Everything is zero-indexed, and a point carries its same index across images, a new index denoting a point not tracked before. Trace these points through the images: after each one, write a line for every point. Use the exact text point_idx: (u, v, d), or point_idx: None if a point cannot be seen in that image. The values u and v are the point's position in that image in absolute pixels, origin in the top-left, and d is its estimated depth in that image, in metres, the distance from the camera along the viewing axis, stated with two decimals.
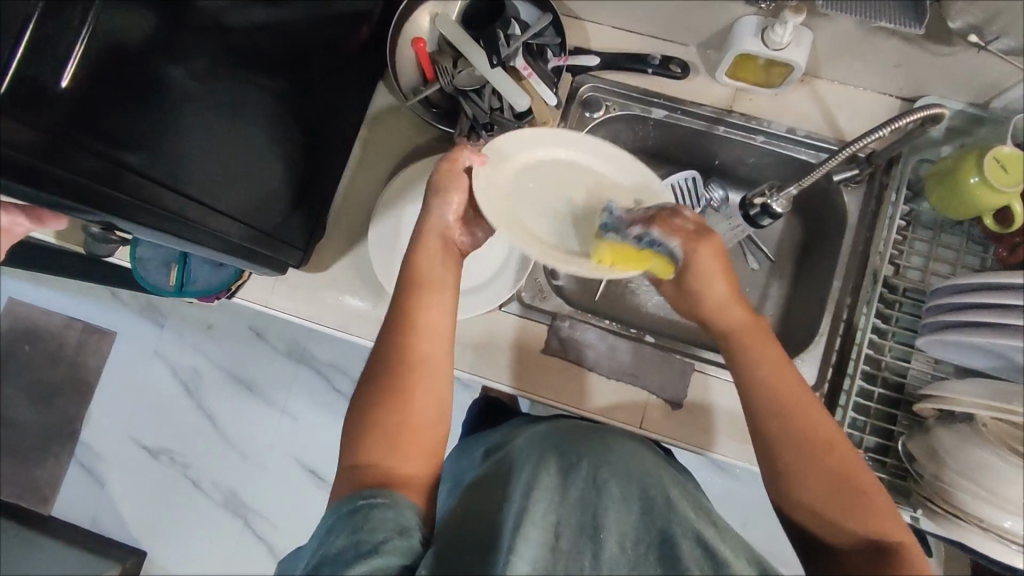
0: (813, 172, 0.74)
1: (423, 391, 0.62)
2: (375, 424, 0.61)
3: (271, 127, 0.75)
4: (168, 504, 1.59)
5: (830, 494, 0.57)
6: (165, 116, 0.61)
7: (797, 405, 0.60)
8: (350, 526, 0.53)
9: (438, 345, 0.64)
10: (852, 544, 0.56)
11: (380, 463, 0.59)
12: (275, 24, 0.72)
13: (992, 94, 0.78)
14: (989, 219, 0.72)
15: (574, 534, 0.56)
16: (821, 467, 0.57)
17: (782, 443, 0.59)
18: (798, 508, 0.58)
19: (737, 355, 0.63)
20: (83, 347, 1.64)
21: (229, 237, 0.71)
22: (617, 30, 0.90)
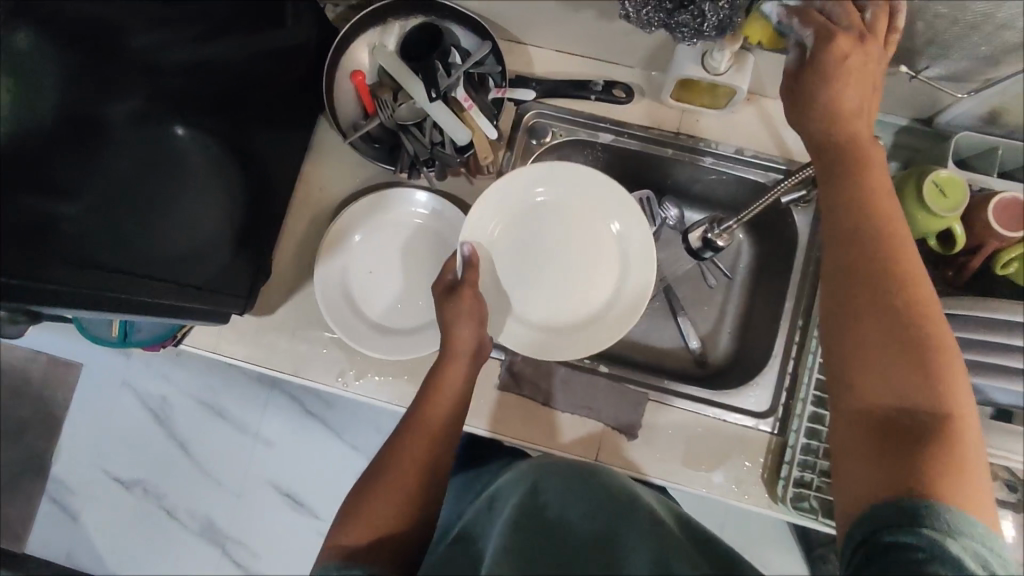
0: (756, 206, 0.73)
1: (426, 466, 0.66)
2: (370, 505, 0.63)
3: (201, 171, 0.77)
4: (144, 537, 1.54)
5: (886, 363, 0.49)
6: (103, 162, 0.64)
7: (895, 252, 0.51)
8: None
9: (437, 450, 0.67)
10: (884, 412, 0.48)
11: (361, 543, 0.59)
12: (217, 66, 0.75)
13: (937, 111, 0.77)
14: (934, 241, 0.71)
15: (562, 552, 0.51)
16: (906, 322, 0.49)
17: (855, 253, 0.51)
18: (853, 369, 0.50)
19: (841, 158, 0.54)
20: (49, 379, 1.59)
21: (160, 300, 0.69)
22: (562, 54, 0.88)
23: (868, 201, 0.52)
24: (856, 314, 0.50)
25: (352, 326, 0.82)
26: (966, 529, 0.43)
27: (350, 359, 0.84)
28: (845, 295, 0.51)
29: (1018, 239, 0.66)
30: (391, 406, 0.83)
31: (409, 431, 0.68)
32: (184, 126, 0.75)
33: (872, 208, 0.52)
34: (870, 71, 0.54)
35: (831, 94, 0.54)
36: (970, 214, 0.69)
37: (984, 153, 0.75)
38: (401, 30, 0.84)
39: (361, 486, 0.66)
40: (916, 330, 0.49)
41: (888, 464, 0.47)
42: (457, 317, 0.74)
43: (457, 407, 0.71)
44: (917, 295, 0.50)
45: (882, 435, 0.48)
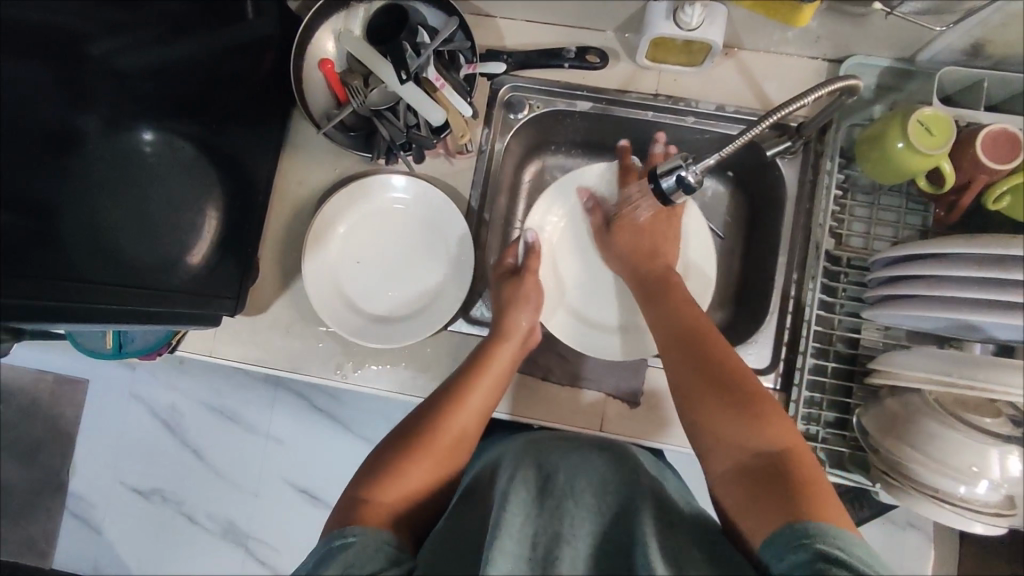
0: (736, 141, 0.62)
1: (458, 427, 0.67)
2: (399, 466, 0.62)
3: (173, 176, 0.79)
4: (169, 545, 1.48)
5: (721, 405, 0.62)
6: (78, 169, 0.70)
7: (699, 328, 0.70)
8: (335, 563, 0.49)
9: (471, 419, 0.68)
10: (744, 462, 0.59)
11: (386, 504, 0.59)
12: (183, 63, 0.76)
13: (919, 48, 0.76)
14: (923, 181, 0.70)
15: (556, 543, 0.50)
16: (750, 419, 0.60)
17: (689, 366, 0.67)
18: (695, 428, 0.64)
19: (655, 294, 0.77)
20: (58, 399, 1.50)
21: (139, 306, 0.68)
22: (532, 23, 0.86)
23: (694, 335, 0.69)
24: (700, 387, 0.65)
25: (345, 317, 0.82)
26: (845, 541, 0.48)
27: (346, 350, 0.84)
28: (700, 417, 0.64)
29: (1007, 170, 0.65)
30: (391, 394, 0.83)
31: (446, 402, 0.69)
32: (151, 131, 0.78)
33: (696, 333, 0.70)
34: (662, 229, 0.82)
35: (610, 251, 0.86)
36: (958, 150, 0.68)
37: (969, 88, 0.73)
38: (365, 14, 0.82)
39: (386, 448, 0.66)
40: (732, 391, 0.63)
41: (745, 493, 0.57)
42: (514, 295, 0.79)
43: (495, 388, 0.72)
44: (754, 403, 0.62)
45: (751, 483, 0.57)
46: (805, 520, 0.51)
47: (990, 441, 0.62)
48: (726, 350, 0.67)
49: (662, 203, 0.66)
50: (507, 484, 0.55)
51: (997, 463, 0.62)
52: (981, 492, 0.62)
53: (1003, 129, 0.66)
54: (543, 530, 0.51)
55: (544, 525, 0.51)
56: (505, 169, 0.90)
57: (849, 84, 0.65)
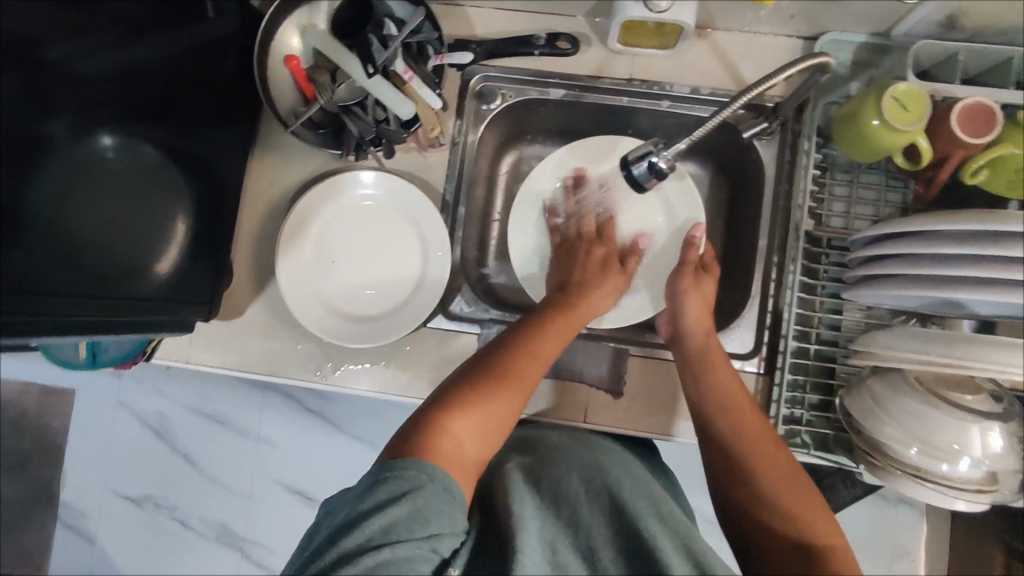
0: (706, 124, 0.62)
1: (528, 371, 0.66)
2: (475, 397, 0.62)
3: (138, 180, 0.77)
4: (163, 551, 1.48)
5: (766, 492, 0.62)
6: (41, 177, 0.69)
7: (734, 402, 0.69)
8: (403, 503, 0.51)
9: (537, 364, 0.67)
10: (785, 547, 0.58)
11: (457, 438, 0.58)
12: (145, 62, 0.74)
13: (893, 23, 0.75)
14: (900, 159, 0.69)
15: (571, 549, 0.57)
16: (800, 511, 0.60)
17: (728, 447, 0.66)
18: (736, 508, 0.63)
19: (692, 361, 0.74)
20: (45, 410, 1.48)
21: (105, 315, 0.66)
22: (501, 11, 0.84)
23: (730, 412, 0.68)
24: (736, 469, 0.64)
25: (321, 318, 0.81)
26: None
27: (326, 352, 0.83)
28: (745, 499, 0.63)
29: (982, 144, 0.64)
30: (371, 393, 0.82)
31: (518, 344, 0.68)
32: (112, 134, 0.75)
33: (730, 409, 0.69)
34: (706, 293, 0.78)
35: (675, 301, 0.78)
36: (933, 125, 0.67)
37: (944, 62, 0.72)
38: (329, 7, 0.80)
39: (455, 378, 0.65)
40: (771, 479, 0.62)
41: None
42: (591, 281, 0.78)
43: (568, 336, 0.72)
44: (795, 494, 0.61)
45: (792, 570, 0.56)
46: None
47: (971, 418, 0.62)
48: (767, 433, 0.66)
49: (635, 191, 0.65)
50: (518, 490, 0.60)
51: (977, 441, 0.62)
52: (962, 469, 0.62)
53: (979, 103, 0.65)
54: (557, 535, 0.57)
55: (558, 531, 0.58)
56: (480, 161, 0.88)
57: (821, 61, 0.64)
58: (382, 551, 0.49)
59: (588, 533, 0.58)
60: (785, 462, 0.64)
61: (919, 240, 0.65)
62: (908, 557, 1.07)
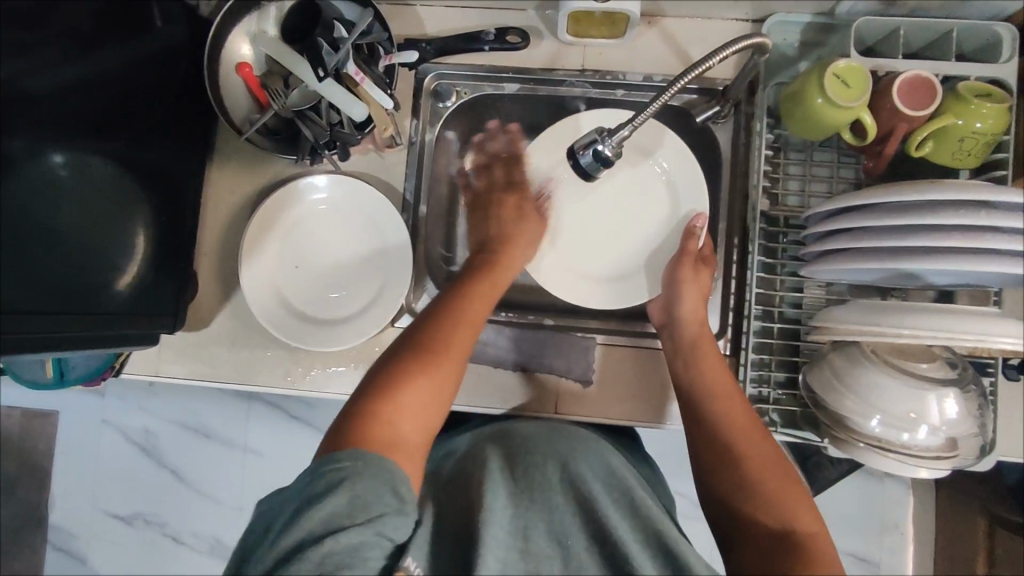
0: (646, 110, 0.61)
1: (460, 340, 0.66)
2: (407, 375, 0.61)
3: (92, 194, 0.76)
4: (156, 567, 1.47)
5: (753, 480, 0.62)
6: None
7: (720, 390, 0.69)
8: (342, 492, 0.50)
9: (470, 334, 0.67)
10: (764, 532, 0.59)
11: (393, 423, 0.58)
12: (93, 75, 0.73)
13: (835, 0, 0.75)
14: (847, 135, 0.70)
15: (544, 536, 0.59)
16: (783, 498, 0.60)
17: (717, 435, 0.66)
18: (716, 498, 0.64)
19: (683, 353, 0.74)
20: (29, 433, 1.47)
21: (67, 332, 0.68)
22: (451, 9, 0.85)
23: (716, 400, 0.68)
24: (725, 457, 0.64)
25: (287, 323, 0.81)
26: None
27: (295, 357, 0.83)
28: (729, 488, 0.63)
29: (925, 116, 0.65)
30: (343, 395, 0.82)
31: (445, 317, 0.67)
32: (60, 153, 0.71)
33: (718, 398, 0.68)
34: (704, 283, 0.76)
35: (673, 291, 0.77)
36: (876, 100, 0.68)
37: (887, 37, 0.73)
38: (278, 14, 0.81)
39: (383, 362, 0.64)
40: (755, 467, 0.63)
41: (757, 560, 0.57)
42: (511, 236, 0.79)
43: (490, 300, 0.71)
44: (780, 482, 0.62)
45: (770, 558, 0.56)
46: None
47: (928, 387, 0.63)
48: (753, 423, 0.66)
49: (583, 180, 0.66)
50: (490, 477, 0.62)
51: (935, 408, 0.63)
52: (921, 437, 0.63)
53: (917, 76, 0.66)
54: (531, 522, 0.60)
55: (532, 518, 0.60)
56: (440, 159, 0.89)
57: (759, 41, 0.65)
58: (325, 543, 0.48)
59: (562, 521, 0.60)
60: (769, 452, 0.64)
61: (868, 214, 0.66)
62: (898, 532, 1.07)
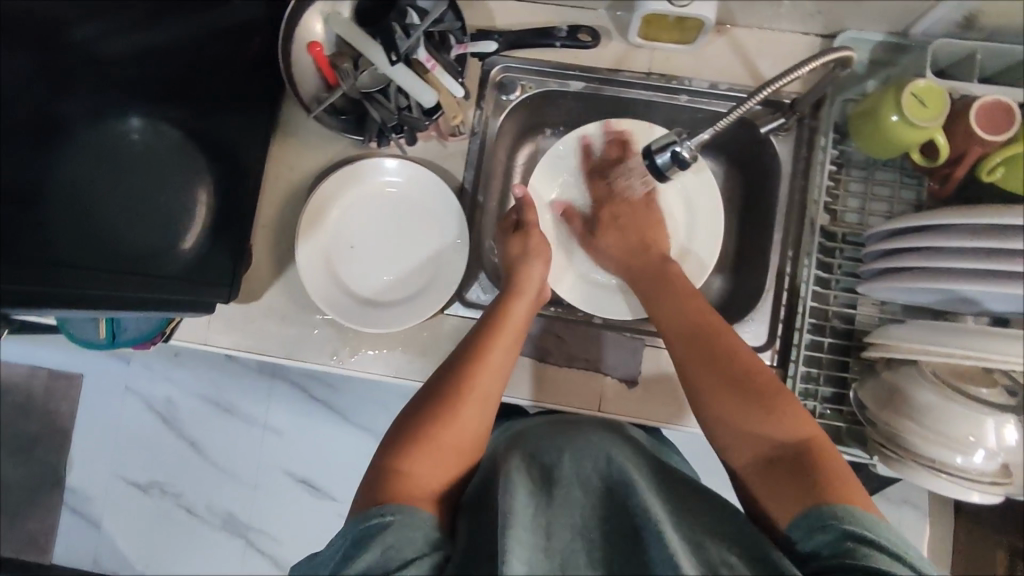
0: (727, 116, 0.64)
1: (484, 385, 0.67)
2: (430, 435, 0.62)
3: (157, 165, 0.78)
4: (166, 538, 1.44)
5: (742, 396, 0.62)
6: (64, 159, 0.69)
7: (707, 321, 0.69)
8: (376, 547, 0.51)
9: (493, 377, 0.68)
10: (770, 456, 0.58)
11: (418, 475, 0.59)
12: (166, 47, 0.75)
13: (911, 21, 0.76)
14: (916, 154, 0.70)
15: (568, 532, 0.51)
16: (782, 416, 0.59)
17: (699, 359, 0.66)
18: (716, 419, 0.63)
19: (655, 290, 0.77)
20: (52, 394, 1.45)
21: (121, 291, 0.67)
22: (522, 4, 0.85)
23: (700, 330, 0.68)
24: (713, 380, 0.64)
25: (339, 302, 0.82)
26: (874, 526, 0.50)
27: (343, 336, 0.83)
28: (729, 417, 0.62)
29: (1001, 141, 0.65)
30: (388, 379, 0.83)
31: (466, 362, 0.68)
32: (140, 116, 0.76)
33: (703, 327, 0.69)
34: (649, 216, 0.87)
35: (635, 228, 0.86)
36: (951, 123, 0.68)
37: (963, 60, 0.73)
38: None
39: (406, 416, 0.65)
40: (745, 380, 0.63)
41: (775, 484, 0.56)
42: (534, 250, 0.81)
43: (515, 345, 0.72)
44: (770, 392, 0.61)
45: (789, 477, 0.56)
46: (830, 503, 0.52)
47: (987, 411, 0.63)
48: (739, 347, 0.66)
49: (656, 179, 0.66)
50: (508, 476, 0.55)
51: (993, 432, 0.63)
52: (977, 461, 0.63)
53: (996, 101, 0.66)
54: (552, 518, 0.52)
55: (552, 514, 0.52)
56: (498, 152, 0.89)
57: (843, 54, 0.65)
58: None
59: (583, 515, 0.53)
60: (753, 364, 0.64)
61: (936, 234, 0.66)
62: None
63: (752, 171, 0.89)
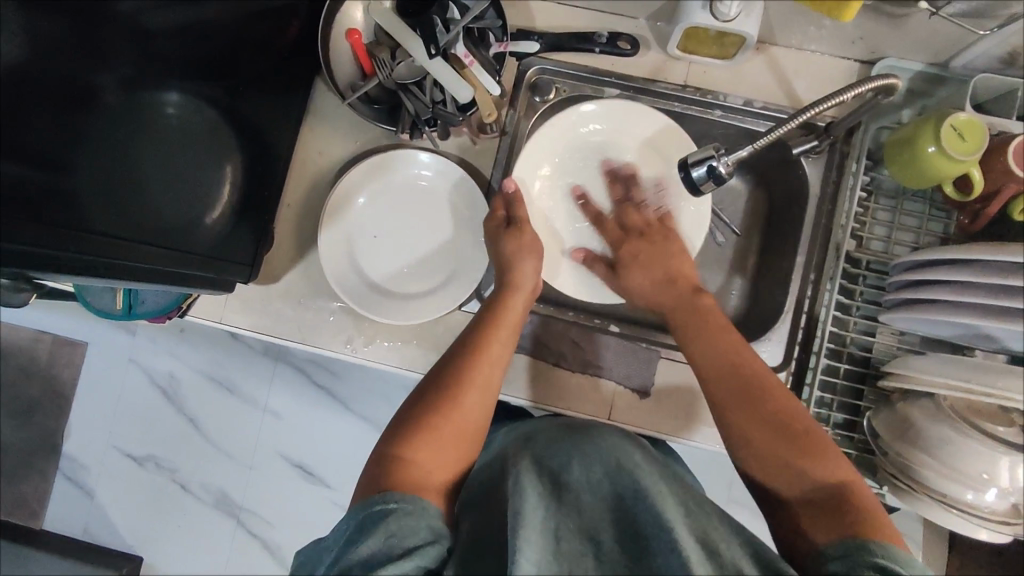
0: (767, 136, 0.64)
1: (483, 375, 0.68)
2: (429, 424, 0.63)
3: (190, 137, 0.76)
4: (158, 512, 1.43)
5: (773, 433, 0.62)
6: (100, 123, 0.67)
7: (737, 352, 0.69)
8: (378, 534, 0.50)
9: (492, 367, 0.69)
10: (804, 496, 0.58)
11: (419, 463, 0.59)
12: (206, 23, 0.74)
13: (952, 54, 0.75)
14: (950, 187, 0.70)
15: (575, 536, 0.51)
16: (818, 458, 0.59)
17: (729, 391, 0.66)
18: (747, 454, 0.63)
19: (683, 317, 0.74)
20: (56, 360, 1.44)
21: (141, 263, 0.66)
22: (563, 7, 0.85)
23: (729, 362, 0.68)
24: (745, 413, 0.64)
25: (356, 290, 0.82)
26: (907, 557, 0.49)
27: (358, 325, 0.83)
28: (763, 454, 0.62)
29: None
30: (400, 370, 0.82)
31: (464, 353, 0.69)
32: (178, 92, 0.75)
33: (732, 358, 0.68)
34: (677, 245, 0.81)
35: (663, 258, 0.80)
36: (989, 158, 0.68)
37: (1003, 95, 0.73)
38: None
39: (407, 407, 0.65)
40: (776, 416, 0.63)
41: (810, 524, 0.56)
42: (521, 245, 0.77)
43: (513, 334, 0.73)
44: (803, 432, 0.61)
45: (821, 515, 0.56)
46: (864, 539, 0.51)
47: (1001, 450, 0.62)
48: (766, 376, 0.66)
49: (691, 193, 0.66)
50: (518, 478, 0.53)
51: (1007, 473, 0.61)
52: (988, 499, 0.62)
53: None
54: (562, 523, 0.51)
55: (563, 518, 0.51)
56: None
57: (888, 80, 0.65)
58: None
59: (592, 518, 0.52)
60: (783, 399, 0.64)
61: (960, 269, 0.66)
62: None
63: (777, 191, 0.89)
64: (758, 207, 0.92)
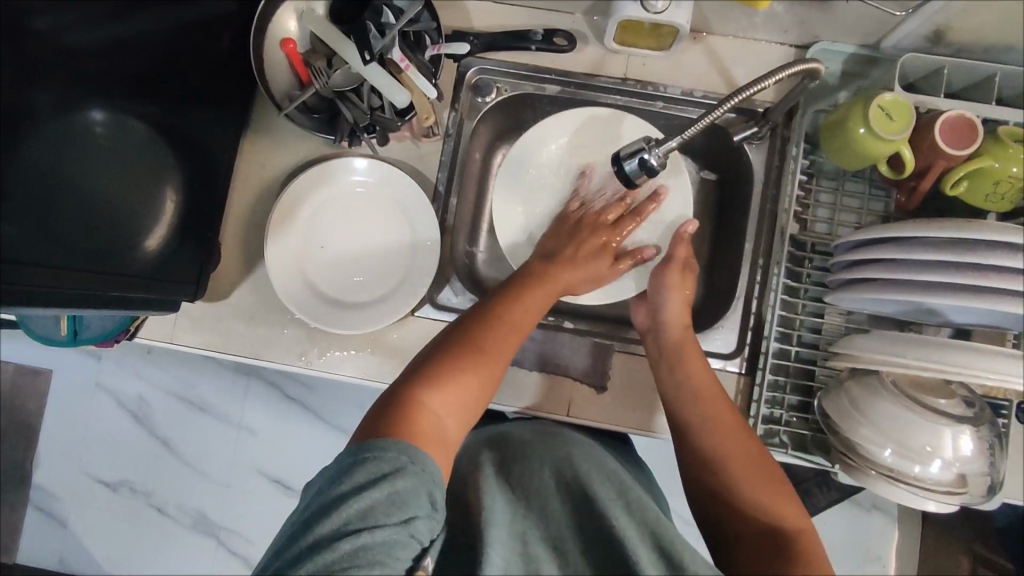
0: (698, 124, 0.64)
1: (500, 339, 0.67)
2: (445, 373, 0.61)
3: (124, 151, 0.75)
4: (133, 538, 1.41)
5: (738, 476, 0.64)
6: (37, 143, 0.67)
7: (711, 394, 0.70)
8: (384, 486, 0.49)
9: (509, 335, 0.68)
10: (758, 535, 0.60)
11: (432, 411, 0.58)
12: (133, 40, 0.73)
13: (882, 34, 0.76)
14: (884, 167, 0.71)
15: (542, 541, 0.55)
16: (769, 497, 0.62)
17: (703, 431, 0.68)
18: (711, 494, 0.65)
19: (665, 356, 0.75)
20: (18, 390, 1.41)
21: (81, 288, 0.65)
22: (499, 6, 0.85)
23: (702, 403, 0.69)
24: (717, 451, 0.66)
25: (305, 302, 0.81)
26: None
27: (312, 337, 0.82)
28: (715, 489, 0.65)
29: (964, 156, 0.66)
30: (357, 380, 0.82)
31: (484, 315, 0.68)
32: (102, 110, 0.73)
33: (705, 399, 0.70)
34: (689, 291, 0.78)
35: (659, 295, 0.78)
36: (916, 136, 0.69)
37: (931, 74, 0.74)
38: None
39: (424, 354, 0.64)
40: (738, 462, 0.65)
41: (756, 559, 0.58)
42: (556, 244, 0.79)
43: (532, 306, 0.72)
44: (769, 481, 0.63)
45: (766, 556, 0.58)
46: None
47: (945, 422, 0.64)
48: (737, 424, 0.68)
49: (625, 186, 0.67)
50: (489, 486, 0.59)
51: (950, 443, 0.64)
52: (933, 470, 0.64)
53: (960, 116, 0.67)
54: (528, 528, 0.56)
55: (528, 524, 0.56)
56: (474, 154, 0.89)
57: (814, 67, 0.66)
58: (360, 536, 0.47)
59: (558, 528, 0.56)
60: (748, 447, 0.66)
61: (894, 248, 0.67)
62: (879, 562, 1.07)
63: (725, 178, 0.90)
64: (708, 196, 0.93)
